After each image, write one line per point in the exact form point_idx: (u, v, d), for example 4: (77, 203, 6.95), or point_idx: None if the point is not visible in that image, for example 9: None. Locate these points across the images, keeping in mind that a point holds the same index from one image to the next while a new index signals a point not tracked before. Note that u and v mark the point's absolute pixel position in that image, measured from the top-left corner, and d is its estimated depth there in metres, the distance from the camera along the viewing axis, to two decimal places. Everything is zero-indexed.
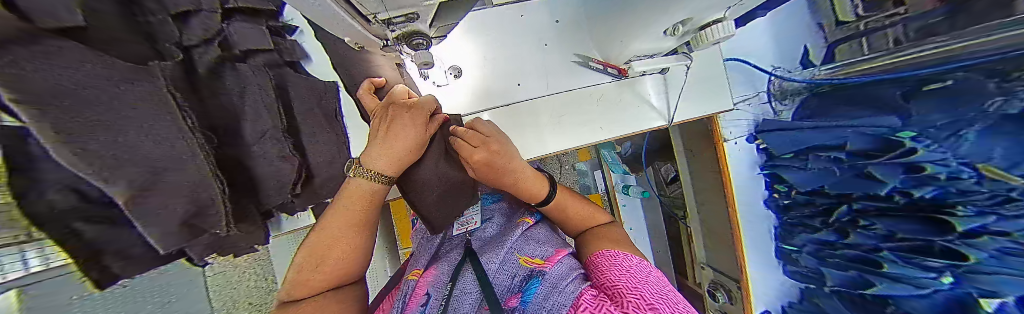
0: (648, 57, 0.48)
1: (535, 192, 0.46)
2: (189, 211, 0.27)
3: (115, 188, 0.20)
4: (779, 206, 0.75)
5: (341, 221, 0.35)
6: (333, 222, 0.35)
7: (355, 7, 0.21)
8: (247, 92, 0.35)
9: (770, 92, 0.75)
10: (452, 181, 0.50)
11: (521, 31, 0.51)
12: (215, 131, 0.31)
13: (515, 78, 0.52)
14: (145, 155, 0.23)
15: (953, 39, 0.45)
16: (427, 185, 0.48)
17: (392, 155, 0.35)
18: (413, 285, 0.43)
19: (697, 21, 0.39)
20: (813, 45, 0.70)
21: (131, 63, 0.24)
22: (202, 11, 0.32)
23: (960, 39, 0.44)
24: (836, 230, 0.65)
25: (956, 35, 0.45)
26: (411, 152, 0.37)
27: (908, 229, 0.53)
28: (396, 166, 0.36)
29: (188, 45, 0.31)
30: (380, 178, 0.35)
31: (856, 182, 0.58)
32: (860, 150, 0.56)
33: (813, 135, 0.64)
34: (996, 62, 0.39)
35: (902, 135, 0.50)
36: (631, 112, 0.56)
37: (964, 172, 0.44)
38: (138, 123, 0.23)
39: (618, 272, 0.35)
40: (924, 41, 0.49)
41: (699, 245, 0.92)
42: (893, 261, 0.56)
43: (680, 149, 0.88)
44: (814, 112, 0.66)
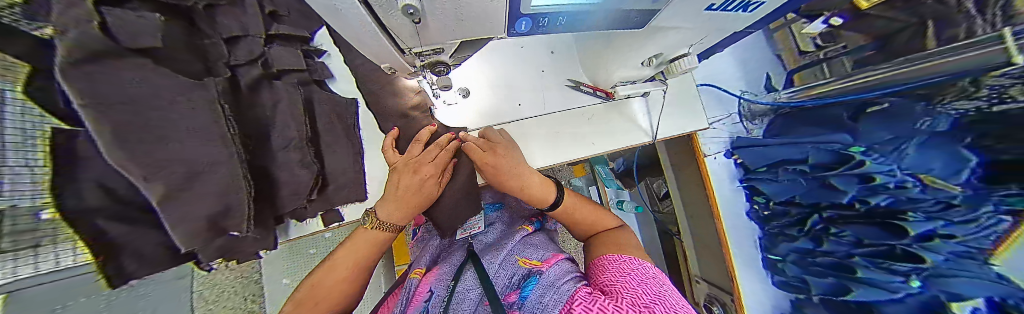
0: (632, 83, 0.54)
1: (542, 197, 0.49)
2: (216, 211, 0.29)
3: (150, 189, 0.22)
4: (761, 218, 0.79)
5: (349, 254, 0.43)
6: (345, 249, 0.43)
7: (397, 43, 0.26)
8: (279, 106, 0.40)
9: (741, 113, 0.83)
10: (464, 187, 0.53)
11: (525, 60, 0.58)
12: (246, 138, 0.34)
13: (516, 99, 0.58)
14: (178, 158, 0.26)
15: (894, 66, 0.52)
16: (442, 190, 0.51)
17: (402, 206, 0.43)
18: (416, 283, 0.47)
19: (666, 56, 0.46)
20: (775, 72, 0.79)
21: (187, 78, 0.29)
22: (248, 37, 0.38)
23: (899, 66, 0.52)
24: (812, 238, 0.68)
25: (895, 63, 0.52)
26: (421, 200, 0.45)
27: (872, 235, 0.57)
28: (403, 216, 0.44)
29: (234, 64, 0.36)
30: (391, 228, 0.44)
31: (823, 192, 0.64)
32: (820, 163, 0.63)
33: (780, 150, 0.70)
34: (925, 87, 0.48)
35: (854, 150, 0.57)
36: (619, 128, 0.62)
37: (909, 181, 0.51)
38: (169, 129, 0.25)
39: (618, 274, 0.37)
40: (865, 69, 0.58)
41: (692, 259, 0.94)
42: (865, 266, 0.60)
43: (668, 165, 0.94)
44: (781, 130, 0.73)
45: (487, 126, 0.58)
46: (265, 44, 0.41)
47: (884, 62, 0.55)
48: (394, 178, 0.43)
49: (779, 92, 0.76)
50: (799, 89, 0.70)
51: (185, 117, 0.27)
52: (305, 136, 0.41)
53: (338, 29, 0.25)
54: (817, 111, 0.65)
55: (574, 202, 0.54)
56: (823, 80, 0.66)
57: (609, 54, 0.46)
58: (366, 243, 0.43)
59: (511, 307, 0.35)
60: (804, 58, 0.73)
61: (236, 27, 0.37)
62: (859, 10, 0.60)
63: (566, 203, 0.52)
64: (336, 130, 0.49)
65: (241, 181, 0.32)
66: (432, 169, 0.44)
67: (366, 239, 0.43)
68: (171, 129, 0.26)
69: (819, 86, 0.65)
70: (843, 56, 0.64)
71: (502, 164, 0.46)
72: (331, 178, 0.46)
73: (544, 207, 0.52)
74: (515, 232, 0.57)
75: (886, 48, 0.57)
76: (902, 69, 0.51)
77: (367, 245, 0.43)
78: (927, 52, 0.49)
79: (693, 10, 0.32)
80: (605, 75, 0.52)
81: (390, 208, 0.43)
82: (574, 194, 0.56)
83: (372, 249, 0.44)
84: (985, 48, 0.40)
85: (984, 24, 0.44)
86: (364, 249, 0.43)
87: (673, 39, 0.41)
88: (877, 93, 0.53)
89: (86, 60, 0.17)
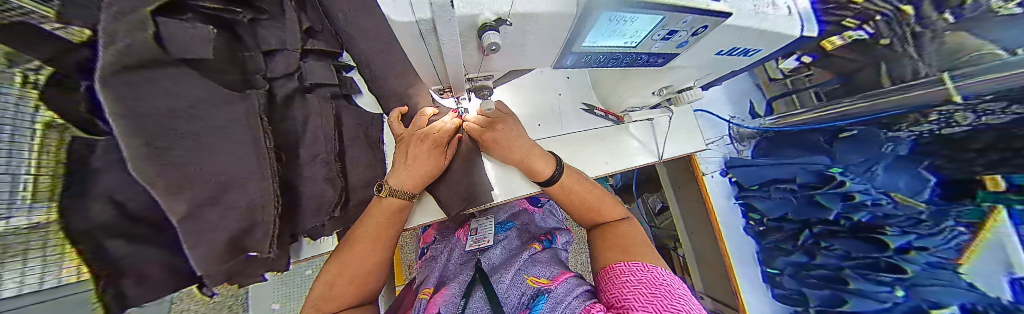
0: (639, 109, 0.59)
1: (541, 169, 0.48)
2: (238, 229, 0.28)
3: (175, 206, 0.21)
4: (757, 232, 0.82)
5: (369, 233, 0.38)
6: (360, 231, 0.38)
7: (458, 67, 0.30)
8: (310, 120, 0.39)
9: (731, 135, 0.88)
10: (471, 170, 0.52)
11: (543, 83, 0.62)
12: (280, 151, 0.33)
13: (537, 119, 0.60)
14: (207, 172, 0.24)
15: (860, 100, 0.60)
16: (451, 174, 0.50)
17: (412, 176, 0.40)
18: (426, 304, 0.44)
19: (675, 88, 0.51)
20: (757, 100, 0.86)
21: (230, 90, 0.29)
22: (284, 50, 0.38)
23: (865, 99, 0.59)
24: (806, 252, 0.72)
25: (862, 98, 0.60)
26: (428, 169, 0.42)
27: (856, 249, 0.63)
28: (413, 182, 0.40)
29: (271, 77, 0.37)
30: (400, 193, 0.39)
31: (810, 209, 0.70)
32: (807, 183, 0.69)
33: (769, 170, 0.76)
34: (888, 118, 0.56)
35: (834, 170, 0.65)
36: (630, 150, 0.64)
37: (882, 198, 0.59)
38: (202, 141, 0.24)
39: (631, 287, 0.35)
40: (834, 101, 0.67)
41: (695, 274, 0.97)
42: (855, 278, 0.65)
43: (668, 183, 1.00)
44: (767, 151, 0.80)
45: None
46: (299, 59, 0.42)
47: (846, 96, 0.65)
48: (401, 149, 0.41)
49: (763, 119, 0.83)
50: (778, 116, 0.79)
51: (220, 129, 0.26)
52: (332, 150, 0.41)
53: (406, 50, 0.26)
54: (796, 135, 0.73)
55: (574, 179, 0.51)
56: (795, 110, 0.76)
57: (624, 84, 0.51)
58: (380, 216, 0.39)
59: None
60: (779, 88, 0.81)
61: (274, 41, 0.37)
62: (826, 50, 0.68)
63: (565, 175, 0.50)
64: (360, 144, 0.48)
65: (270, 196, 0.30)
66: (429, 141, 0.41)
67: (378, 213, 0.38)
68: (207, 144, 0.25)
69: (794, 115, 0.74)
70: (812, 89, 0.73)
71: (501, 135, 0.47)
72: (352, 194, 0.45)
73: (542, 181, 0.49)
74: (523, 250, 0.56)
75: (850, 84, 0.65)
76: (868, 102, 0.58)
77: (381, 217, 0.39)
78: (885, 90, 0.58)
79: (706, 53, 0.38)
80: (618, 101, 0.56)
81: (401, 175, 0.40)
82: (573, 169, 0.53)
83: (391, 222, 0.40)
84: (931, 88, 0.49)
85: (928, 68, 0.54)
86: (379, 223, 0.38)
87: (683, 74, 0.46)
88: (844, 122, 0.62)
89: (126, 71, 0.16)
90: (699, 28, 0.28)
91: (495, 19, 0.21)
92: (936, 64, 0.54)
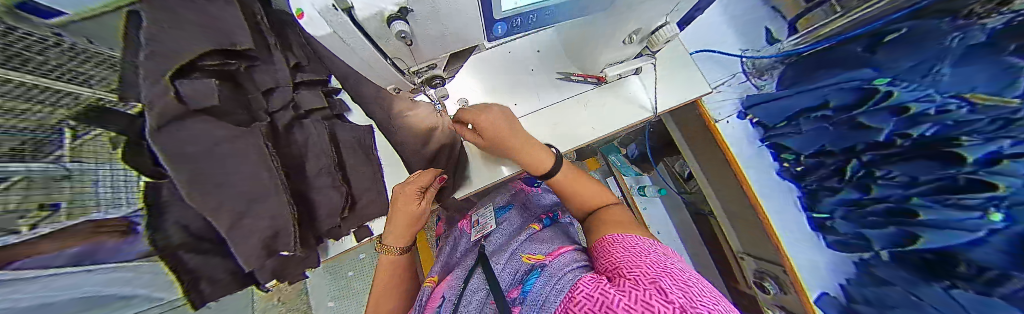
0: (620, 63, 0.57)
1: (540, 164, 0.50)
2: (267, 234, 0.34)
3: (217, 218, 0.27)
4: (794, 175, 0.71)
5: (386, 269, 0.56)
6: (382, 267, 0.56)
7: (398, 64, 0.32)
8: (310, 139, 0.46)
9: (747, 71, 0.77)
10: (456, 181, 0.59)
11: (512, 63, 0.63)
12: (287, 168, 0.39)
13: (512, 99, 0.63)
14: (240, 190, 0.31)
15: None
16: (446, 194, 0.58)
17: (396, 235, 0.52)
18: (430, 291, 0.48)
19: (646, 30, 0.47)
20: (775, 26, 0.76)
21: (238, 126, 0.35)
22: (279, 88, 0.45)
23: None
24: (858, 186, 0.61)
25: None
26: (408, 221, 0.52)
27: (923, 171, 0.51)
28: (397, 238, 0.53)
29: (273, 111, 0.43)
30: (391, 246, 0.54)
31: (853, 134, 0.59)
32: (842, 105, 0.60)
33: (798, 99, 0.67)
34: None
35: (879, 82, 0.55)
36: (619, 108, 0.64)
37: (953, 103, 0.46)
38: (232, 167, 0.31)
39: (624, 251, 0.34)
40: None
41: (729, 232, 0.86)
42: (928, 206, 0.52)
43: (680, 140, 0.91)
44: (795, 79, 0.68)
45: None
46: (293, 91, 0.48)
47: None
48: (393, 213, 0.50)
49: (784, 42, 0.72)
50: (802, 35, 0.68)
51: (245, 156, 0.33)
52: (333, 162, 0.47)
53: (343, 59, 0.28)
54: (829, 51, 0.62)
55: (573, 174, 0.52)
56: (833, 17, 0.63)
57: (588, 41, 0.48)
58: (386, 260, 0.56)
59: (512, 305, 0.32)
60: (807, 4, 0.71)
61: (269, 81, 0.43)
62: None
63: (560, 174, 0.51)
64: (357, 154, 0.54)
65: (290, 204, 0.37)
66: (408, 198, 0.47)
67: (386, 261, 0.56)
68: (239, 171, 0.31)
69: (821, 29, 0.64)
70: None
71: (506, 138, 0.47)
72: (358, 198, 0.52)
73: (540, 175, 0.52)
74: (523, 231, 0.55)
75: None
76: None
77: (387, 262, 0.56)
78: None
79: None
80: (592, 60, 0.54)
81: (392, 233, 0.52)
82: (571, 165, 0.54)
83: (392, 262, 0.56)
84: None
85: None
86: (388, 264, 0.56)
87: (648, 14, 0.42)
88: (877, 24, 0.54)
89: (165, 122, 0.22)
90: None
91: (398, 9, 0.22)
92: None
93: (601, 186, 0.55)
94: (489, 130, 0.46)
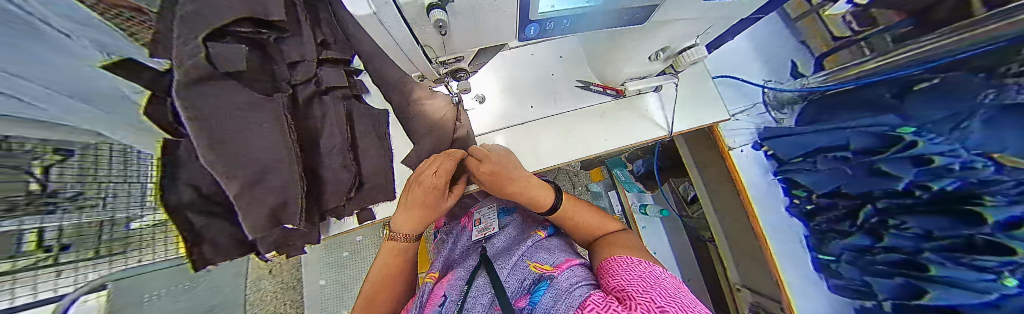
0: (641, 79, 0.56)
1: (544, 200, 0.48)
2: (274, 205, 0.34)
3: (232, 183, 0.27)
4: (804, 213, 0.70)
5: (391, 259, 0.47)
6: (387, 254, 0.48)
7: (426, 52, 0.32)
8: (327, 117, 0.46)
9: (767, 102, 0.81)
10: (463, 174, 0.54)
11: (534, 65, 0.64)
12: (304, 142, 0.40)
13: (530, 101, 0.63)
14: (255, 158, 0.31)
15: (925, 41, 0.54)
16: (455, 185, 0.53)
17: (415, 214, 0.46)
18: (430, 288, 0.45)
19: (674, 49, 0.46)
20: (801, 60, 0.80)
21: (259, 93, 0.35)
22: (304, 62, 0.45)
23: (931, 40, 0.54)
24: (868, 233, 0.59)
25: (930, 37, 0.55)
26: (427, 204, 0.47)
27: (941, 227, 0.49)
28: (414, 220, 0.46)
29: (295, 84, 0.44)
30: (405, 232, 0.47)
31: (868, 180, 0.58)
32: (863, 148, 0.59)
33: (816, 137, 0.68)
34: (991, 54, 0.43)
35: (903, 131, 0.53)
36: (633, 123, 0.64)
37: (978, 161, 0.44)
38: (249, 134, 0.31)
39: (630, 277, 0.32)
40: (909, 42, 0.56)
41: (730, 263, 0.85)
42: (941, 263, 0.49)
43: (691, 163, 0.90)
44: (814, 117, 0.70)
45: (503, 128, 0.63)
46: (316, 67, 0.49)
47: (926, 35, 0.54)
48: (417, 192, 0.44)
49: (808, 78, 0.75)
50: (826, 73, 0.71)
51: (263, 125, 0.33)
52: (346, 141, 0.47)
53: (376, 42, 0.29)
54: (854, 95, 0.62)
55: (574, 203, 0.53)
56: (861, 59, 0.65)
57: (615, 53, 0.48)
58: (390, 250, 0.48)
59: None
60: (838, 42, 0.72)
61: (295, 55, 0.44)
62: None
63: (563, 207, 0.51)
64: (369, 136, 0.55)
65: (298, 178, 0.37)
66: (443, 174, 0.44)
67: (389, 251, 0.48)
68: (256, 137, 0.32)
69: (847, 69, 0.66)
70: (885, 32, 0.62)
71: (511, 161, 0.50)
72: (365, 180, 0.52)
73: (541, 211, 0.50)
74: (527, 238, 0.53)
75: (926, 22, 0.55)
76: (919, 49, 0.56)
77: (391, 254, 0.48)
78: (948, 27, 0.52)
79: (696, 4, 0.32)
80: (614, 71, 0.54)
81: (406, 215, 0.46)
82: (579, 201, 0.55)
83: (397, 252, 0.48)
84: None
85: None
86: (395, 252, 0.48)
87: (677, 32, 0.41)
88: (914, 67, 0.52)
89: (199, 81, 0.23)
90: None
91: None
92: None
93: (605, 215, 0.55)
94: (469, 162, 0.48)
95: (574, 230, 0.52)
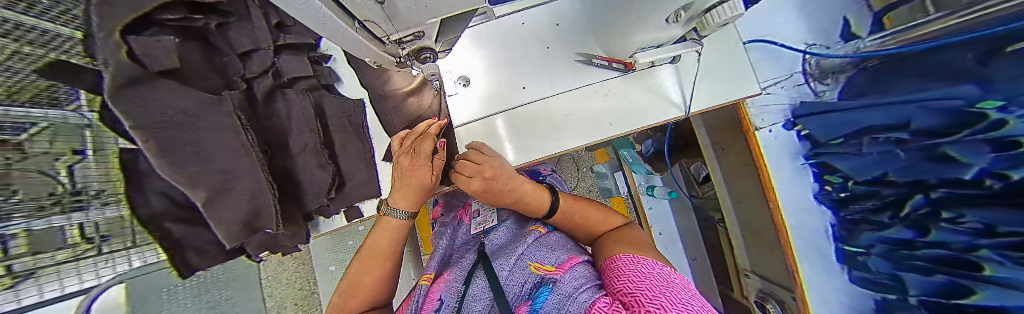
0: (657, 48, 0.46)
1: (538, 203, 0.45)
2: (248, 213, 0.32)
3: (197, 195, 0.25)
4: (835, 201, 0.65)
5: (376, 249, 0.44)
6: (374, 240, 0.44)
7: (373, 32, 0.25)
8: (295, 111, 0.42)
9: (806, 71, 0.71)
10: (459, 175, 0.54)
11: (525, 37, 0.55)
12: (266, 146, 0.36)
13: (519, 81, 0.56)
14: (219, 168, 0.28)
15: None
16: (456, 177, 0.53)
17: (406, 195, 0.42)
18: (424, 291, 0.39)
19: (699, 6, 0.35)
20: (854, 16, 0.65)
21: (208, 93, 0.31)
22: (258, 50, 0.41)
23: None
24: (913, 225, 0.52)
25: None
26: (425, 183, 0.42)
27: (1008, 222, 0.38)
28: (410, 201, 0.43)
29: (250, 77, 0.39)
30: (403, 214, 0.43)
31: (925, 166, 0.48)
32: (927, 128, 0.47)
33: (867, 115, 0.56)
34: None
35: (987, 105, 0.39)
36: (643, 104, 0.56)
37: None
38: (205, 142, 0.28)
39: (635, 278, 0.29)
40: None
41: (739, 247, 0.82)
42: (1001, 263, 0.40)
43: (707, 144, 0.83)
44: (865, 89, 0.59)
45: (496, 113, 0.56)
46: (273, 55, 0.43)
47: None
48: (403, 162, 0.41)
49: (864, 40, 0.62)
50: (890, 33, 0.57)
51: (222, 129, 0.30)
52: (318, 139, 0.43)
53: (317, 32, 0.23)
54: (928, 58, 0.48)
55: (575, 203, 0.48)
56: (924, 19, 0.51)
57: (629, 21, 0.40)
58: (385, 239, 0.44)
59: None
60: None
61: (247, 42, 0.39)
62: None
63: (564, 204, 0.47)
64: (346, 131, 0.50)
65: (264, 185, 0.34)
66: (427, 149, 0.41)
67: (386, 234, 0.44)
68: (209, 143, 0.28)
69: (920, 26, 0.51)
70: None
71: (495, 186, 0.41)
72: (347, 177, 0.49)
73: (538, 216, 0.47)
74: (526, 234, 0.48)
75: None
76: None
77: (385, 237, 0.44)
78: None
79: None
80: (621, 43, 0.46)
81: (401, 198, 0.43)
82: (569, 195, 0.50)
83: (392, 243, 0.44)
84: None
85: None
86: (384, 246, 0.44)
87: None
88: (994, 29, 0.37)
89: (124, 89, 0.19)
90: None
91: None
92: None
93: (606, 208, 0.52)
94: (466, 169, 0.41)
95: (569, 227, 0.49)
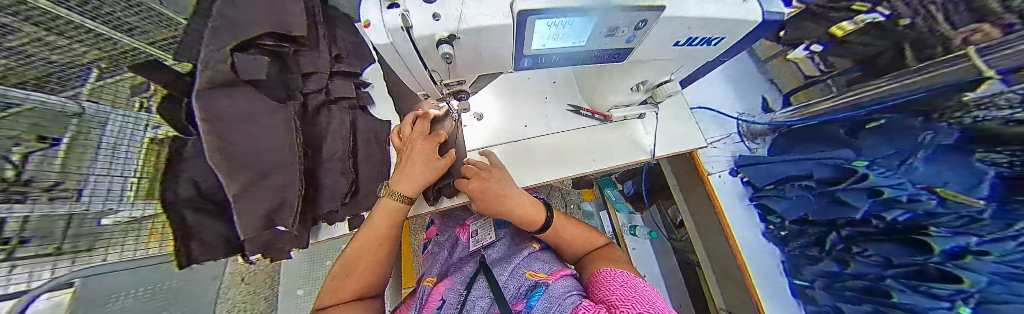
0: (627, 106, 0.62)
1: (534, 218, 0.50)
2: (270, 207, 0.34)
3: (231, 182, 0.28)
4: (778, 237, 0.75)
5: (371, 237, 0.41)
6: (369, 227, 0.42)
7: (433, 75, 0.37)
8: (335, 123, 0.49)
9: (741, 133, 0.90)
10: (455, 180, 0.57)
11: (529, 89, 0.69)
12: (305, 148, 0.41)
13: (523, 121, 0.68)
14: (267, 160, 0.33)
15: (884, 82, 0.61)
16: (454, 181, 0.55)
17: (408, 179, 0.43)
18: (428, 291, 0.45)
19: (652, 82, 0.52)
20: (770, 95, 0.89)
21: (274, 100, 0.38)
22: (317, 74, 0.49)
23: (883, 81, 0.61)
24: (837, 260, 0.63)
25: (886, 80, 0.61)
26: (424, 175, 0.44)
27: (897, 252, 0.53)
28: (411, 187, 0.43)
29: (307, 92, 0.47)
30: (402, 198, 0.42)
31: (833, 208, 0.64)
32: (826, 178, 0.66)
33: (785, 167, 0.75)
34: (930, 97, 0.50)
35: (858, 164, 0.61)
36: (620, 148, 0.69)
37: (924, 194, 0.50)
38: (262, 137, 0.33)
39: (616, 287, 0.34)
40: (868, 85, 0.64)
41: (714, 288, 0.86)
42: (901, 289, 0.53)
43: (675, 185, 0.99)
44: (781, 148, 0.78)
45: (500, 144, 0.67)
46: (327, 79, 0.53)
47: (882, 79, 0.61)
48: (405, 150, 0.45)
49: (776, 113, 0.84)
50: (797, 107, 0.79)
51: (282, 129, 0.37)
52: (347, 149, 0.49)
53: (393, 67, 0.34)
54: None
55: (566, 220, 0.55)
56: (815, 101, 0.75)
57: (601, 83, 0.54)
58: (383, 223, 0.41)
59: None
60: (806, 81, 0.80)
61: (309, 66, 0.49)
62: (837, 36, 0.74)
63: (557, 222, 0.53)
64: (370, 145, 0.57)
65: (296, 183, 0.37)
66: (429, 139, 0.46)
67: (383, 217, 0.41)
68: (263, 138, 0.33)
69: (813, 105, 0.74)
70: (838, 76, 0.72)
71: (490, 186, 0.47)
72: (361, 186, 0.53)
73: (533, 230, 0.51)
74: (520, 249, 0.53)
75: (872, 70, 0.66)
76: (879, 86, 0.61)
77: (384, 220, 0.42)
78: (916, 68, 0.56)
79: (660, 45, 0.37)
80: (601, 99, 0.59)
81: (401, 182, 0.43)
82: (563, 212, 0.57)
83: (390, 226, 0.42)
84: (955, 66, 0.49)
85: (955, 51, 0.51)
86: (382, 231, 0.42)
87: (655, 69, 0.47)
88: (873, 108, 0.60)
89: None
90: (638, 23, 0.28)
91: (448, 35, 0.27)
92: (954, 45, 0.53)
93: (592, 228, 0.58)
94: (467, 171, 0.50)
95: (557, 246, 0.54)
